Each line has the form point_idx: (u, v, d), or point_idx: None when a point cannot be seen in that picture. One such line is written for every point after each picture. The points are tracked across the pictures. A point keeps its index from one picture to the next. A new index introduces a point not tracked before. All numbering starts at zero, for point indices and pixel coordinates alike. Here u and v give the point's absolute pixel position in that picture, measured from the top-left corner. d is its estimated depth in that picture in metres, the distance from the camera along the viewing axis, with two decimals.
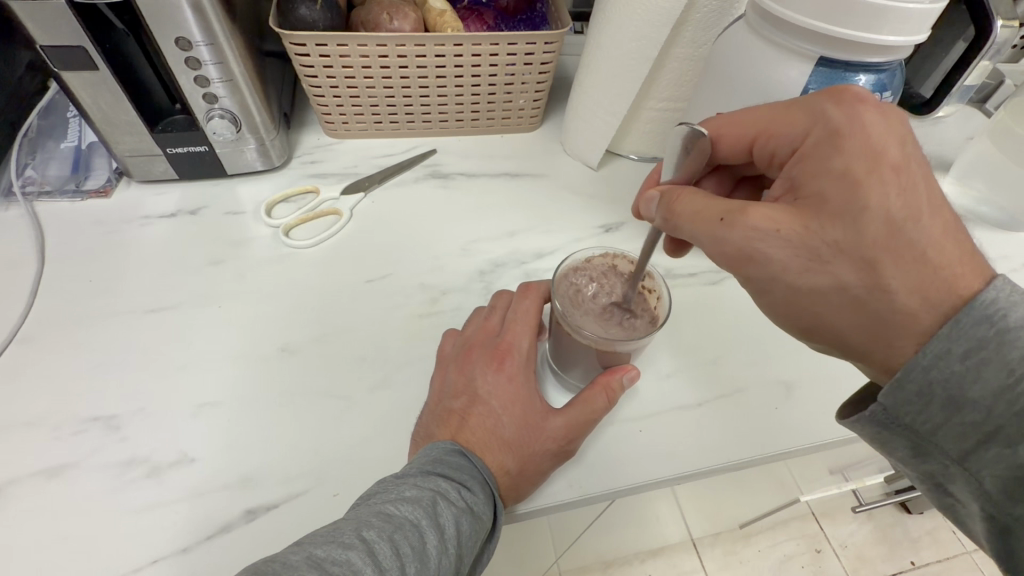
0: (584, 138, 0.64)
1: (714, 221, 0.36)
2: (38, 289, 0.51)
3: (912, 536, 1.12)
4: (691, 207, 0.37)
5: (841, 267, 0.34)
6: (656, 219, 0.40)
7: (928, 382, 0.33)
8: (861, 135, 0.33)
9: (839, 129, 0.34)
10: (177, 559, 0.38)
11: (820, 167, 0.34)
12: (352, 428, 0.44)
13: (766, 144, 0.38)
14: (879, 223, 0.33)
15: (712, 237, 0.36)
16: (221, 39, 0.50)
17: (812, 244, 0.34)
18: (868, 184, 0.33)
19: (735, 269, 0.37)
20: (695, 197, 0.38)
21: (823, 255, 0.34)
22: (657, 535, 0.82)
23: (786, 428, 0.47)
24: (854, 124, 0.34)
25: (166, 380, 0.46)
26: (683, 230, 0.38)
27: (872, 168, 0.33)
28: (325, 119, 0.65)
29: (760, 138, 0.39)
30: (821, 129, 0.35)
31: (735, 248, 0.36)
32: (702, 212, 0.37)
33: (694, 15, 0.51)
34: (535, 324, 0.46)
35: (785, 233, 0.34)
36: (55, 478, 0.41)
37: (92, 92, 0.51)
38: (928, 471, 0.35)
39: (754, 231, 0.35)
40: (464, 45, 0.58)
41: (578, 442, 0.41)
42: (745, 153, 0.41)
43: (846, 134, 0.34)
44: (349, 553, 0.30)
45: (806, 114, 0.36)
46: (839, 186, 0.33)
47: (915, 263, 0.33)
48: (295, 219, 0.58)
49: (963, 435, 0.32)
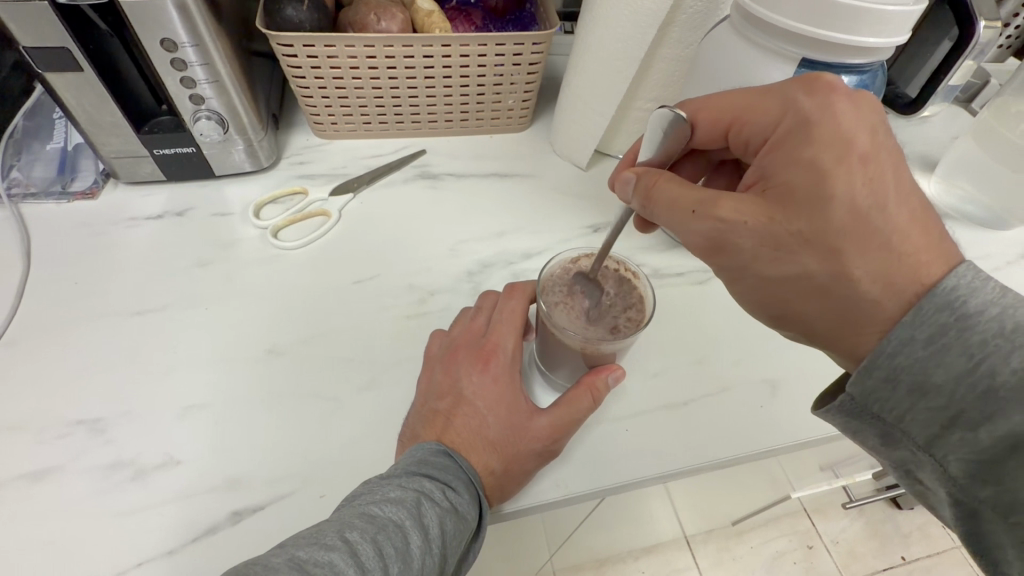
0: (573, 138, 0.65)
1: (684, 211, 0.37)
2: (24, 291, 0.51)
3: (903, 532, 1.13)
4: (665, 195, 0.38)
5: (805, 256, 0.34)
6: (633, 203, 0.41)
7: (894, 367, 0.33)
8: (830, 123, 0.33)
9: (808, 115, 0.34)
10: (163, 561, 0.38)
11: (789, 155, 0.34)
12: (339, 429, 0.44)
13: (739, 132, 0.39)
14: (846, 213, 0.33)
15: (684, 225, 0.37)
16: (207, 39, 0.50)
17: (779, 233, 0.34)
18: (835, 174, 0.33)
19: (705, 257, 0.38)
20: (671, 183, 0.38)
21: (791, 244, 0.34)
22: (650, 533, 0.83)
23: (771, 426, 0.47)
24: (824, 112, 0.34)
25: (153, 382, 0.46)
26: (655, 218, 0.39)
27: (840, 158, 0.33)
28: (313, 120, 0.65)
29: (734, 127, 0.39)
30: (791, 118, 0.35)
31: (704, 237, 0.37)
32: (672, 202, 0.37)
33: (680, 16, 0.51)
34: (521, 324, 0.46)
35: (752, 224, 0.35)
36: (40, 481, 0.41)
37: (78, 93, 0.51)
38: (901, 458, 0.35)
39: (722, 222, 0.35)
40: (452, 46, 0.58)
41: (563, 442, 0.41)
42: (721, 139, 0.41)
43: (816, 122, 0.34)
44: (332, 554, 0.30)
45: (776, 102, 0.36)
46: (806, 174, 0.33)
47: (881, 251, 0.33)
48: (283, 220, 0.58)
49: (928, 420, 0.32)
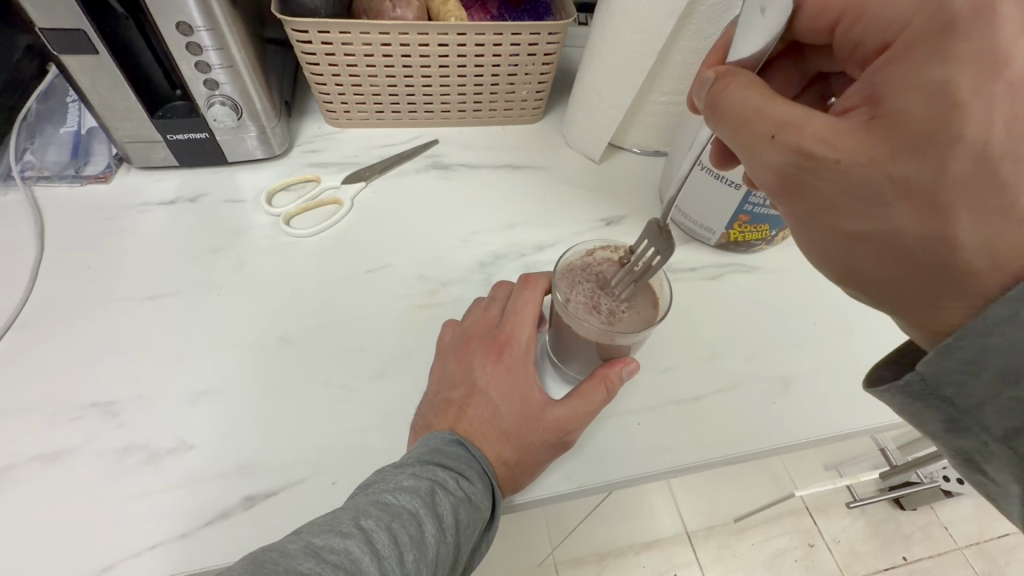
0: (587, 130, 0.64)
1: (758, 136, 0.32)
2: (36, 275, 0.51)
3: (905, 532, 1.13)
4: (743, 107, 0.32)
5: (895, 205, 0.29)
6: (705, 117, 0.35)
7: (980, 351, 0.29)
8: (982, 36, 0.27)
9: (955, 19, 0.28)
10: (175, 544, 0.38)
11: (912, 73, 0.28)
12: (350, 418, 0.44)
13: (851, 30, 0.32)
14: (968, 157, 0.27)
15: (755, 155, 0.33)
16: (222, 24, 0.50)
17: (873, 175, 0.29)
18: (966, 106, 0.27)
19: (773, 191, 0.34)
20: (754, 93, 0.32)
21: (883, 189, 0.29)
22: (653, 528, 0.83)
23: (783, 423, 0.47)
24: (978, 21, 0.27)
25: (164, 368, 0.46)
26: (722, 133, 0.34)
27: (980, 84, 0.27)
28: (326, 108, 0.65)
29: (846, 20, 0.32)
30: (931, 21, 0.28)
31: (776, 169, 0.32)
32: (747, 119, 0.32)
33: (700, 7, 0.50)
34: (534, 316, 0.45)
35: (840, 163, 0.30)
36: (53, 462, 0.41)
37: (92, 76, 0.51)
38: (965, 447, 0.32)
39: (804, 153, 0.30)
40: (468, 34, 0.57)
41: (576, 433, 0.41)
42: (823, 35, 0.34)
43: (961, 32, 0.27)
44: (347, 541, 0.30)
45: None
46: (930, 103, 0.28)
47: (997, 213, 0.27)
48: (296, 208, 0.58)
49: (1011, 412, 0.29)
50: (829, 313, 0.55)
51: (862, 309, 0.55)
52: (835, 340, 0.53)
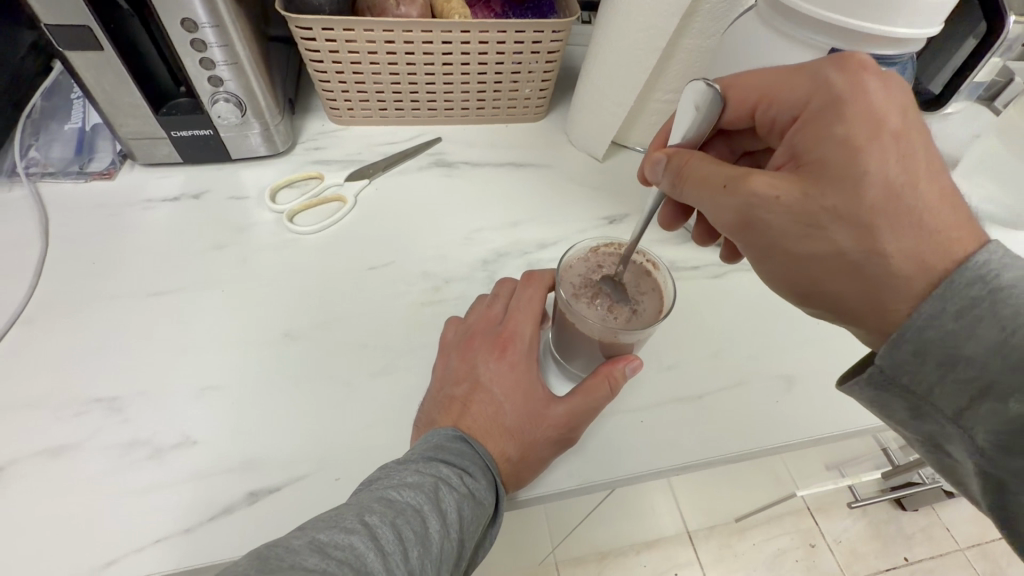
0: (591, 129, 0.64)
1: (715, 186, 0.36)
2: (41, 270, 0.51)
3: (906, 533, 1.13)
4: (700, 171, 0.37)
5: (835, 231, 0.33)
6: (662, 182, 0.40)
7: (923, 340, 0.32)
8: (862, 103, 0.33)
9: (842, 97, 0.33)
10: (179, 539, 0.38)
11: (819, 132, 0.34)
12: (354, 414, 0.45)
13: (766, 110, 0.38)
14: (879, 188, 0.32)
15: (714, 203, 0.37)
16: (227, 20, 0.50)
17: (810, 209, 0.33)
18: (868, 151, 0.32)
19: (731, 233, 0.37)
20: (703, 160, 0.38)
21: (822, 219, 0.33)
22: (654, 527, 0.83)
23: (786, 422, 0.47)
24: (856, 92, 0.33)
25: (168, 363, 0.46)
26: (686, 195, 0.39)
27: (873, 134, 0.32)
28: (330, 105, 0.65)
29: (762, 105, 0.38)
30: (823, 95, 0.34)
31: (733, 212, 0.36)
32: (706, 175, 0.37)
33: (705, 5, 0.50)
34: (537, 313, 0.45)
35: (783, 200, 0.34)
36: (58, 457, 0.41)
37: (97, 73, 0.51)
38: (926, 432, 0.35)
39: (753, 197, 0.34)
40: (471, 32, 0.57)
41: (579, 430, 0.41)
42: (745, 120, 0.40)
43: (848, 101, 0.33)
44: (352, 537, 0.30)
45: (806, 80, 0.35)
46: (839, 149, 0.33)
47: (913, 229, 0.32)
48: (299, 205, 0.58)
49: (957, 392, 0.32)
50: None
51: None
52: (839, 339, 0.53)
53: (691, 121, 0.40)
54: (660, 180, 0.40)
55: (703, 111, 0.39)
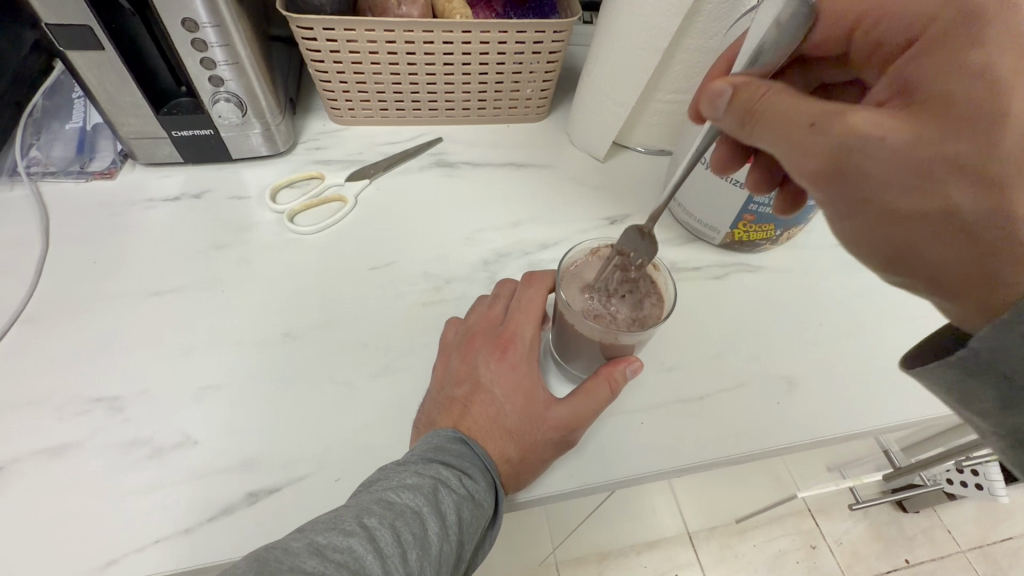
0: (592, 129, 0.64)
1: (801, 125, 0.31)
2: (42, 269, 0.51)
3: (907, 534, 1.13)
4: (777, 106, 0.32)
5: (949, 183, 0.30)
6: (723, 122, 0.34)
7: None
8: (997, 36, 0.31)
9: (972, 19, 0.32)
10: (179, 539, 0.38)
11: (943, 65, 0.31)
12: (354, 414, 0.44)
13: (872, 27, 0.37)
14: (1007, 136, 0.30)
15: (798, 146, 0.31)
16: (228, 21, 0.50)
17: (923, 155, 0.30)
18: (1000, 90, 0.30)
19: (814, 183, 0.32)
20: (785, 94, 0.32)
21: (937, 168, 0.29)
22: (654, 528, 0.83)
23: (787, 424, 0.47)
24: (989, 25, 0.31)
25: (169, 363, 0.46)
26: (758, 138, 0.33)
27: (1005, 72, 0.30)
28: (331, 105, 0.65)
29: (866, 21, 0.37)
30: (951, 19, 0.32)
31: (824, 156, 0.31)
32: (790, 113, 0.31)
33: (706, 5, 0.50)
34: (538, 314, 0.45)
35: (892, 141, 0.29)
36: (58, 456, 0.41)
37: (98, 72, 0.51)
38: (1012, 426, 0.31)
39: (856, 137, 0.30)
40: (472, 32, 0.57)
41: (580, 431, 0.41)
42: (837, 40, 0.40)
43: (971, 29, 0.32)
44: (351, 540, 0.30)
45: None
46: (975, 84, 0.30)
47: None
48: (300, 205, 0.58)
49: None
50: (834, 314, 0.54)
51: (866, 309, 0.55)
52: (840, 340, 0.53)
53: (767, 47, 0.35)
54: (719, 120, 0.34)
55: (788, 32, 0.34)
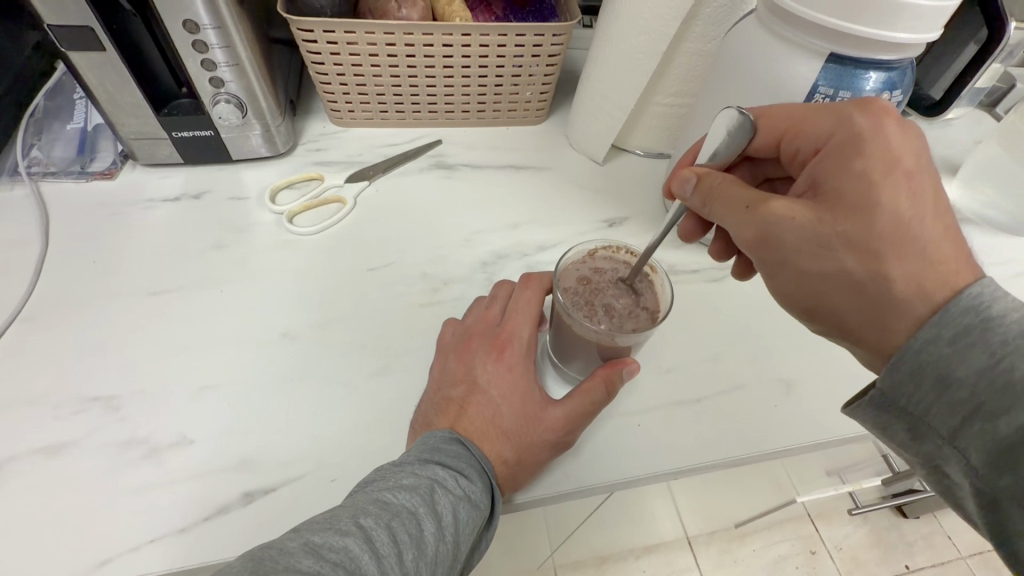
0: (591, 132, 0.64)
1: (738, 207, 0.37)
2: (41, 268, 0.52)
3: (907, 540, 1.12)
4: (722, 192, 0.37)
5: (844, 256, 0.33)
6: (691, 200, 0.40)
7: (918, 364, 0.32)
8: (881, 142, 0.33)
9: (862, 133, 0.34)
10: (173, 539, 0.38)
11: (840, 163, 0.34)
12: (351, 414, 0.44)
13: (792, 141, 0.38)
14: (890, 222, 0.32)
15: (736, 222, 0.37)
16: (229, 23, 0.50)
17: (824, 234, 0.34)
18: (883, 186, 0.33)
19: (750, 251, 0.38)
20: (726, 181, 0.38)
21: (832, 244, 0.33)
22: (653, 532, 0.83)
23: (785, 427, 0.47)
24: (877, 131, 0.34)
25: (167, 363, 0.46)
26: (713, 217, 0.39)
27: (888, 171, 0.33)
28: (331, 107, 0.65)
29: (788, 135, 0.38)
30: (843, 133, 0.35)
31: (752, 231, 0.36)
32: (729, 196, 0.37)
33: (704, 9, 0.50)
34: (536, 315, 0.45)
35: (798, 223, 0.34)
36: (54, 455, 0.41)
37: (99, 73, 0.51)
38: (925, 454, 0.33)
39: (771, 220, 0.35)
40: (472, 35, 0.57)
41: (576, 433, 0.41)
42: (770, 148, 0.41)
43: (868, 139, 0.34)
44: (346, 539, 0.30)
45: (830, 118, 0.36)
46: (857, 181, 0.33)
47: (918, 258, 0.32)
48: (299, 205, 0.58)
49: (951, 412, 0.31)
50: None
51: None
52: (838, 343, 0.53)
53: (722, 145, 0.41)
54: (687, 199, 0.40)
55: (732, 137, 0.40)
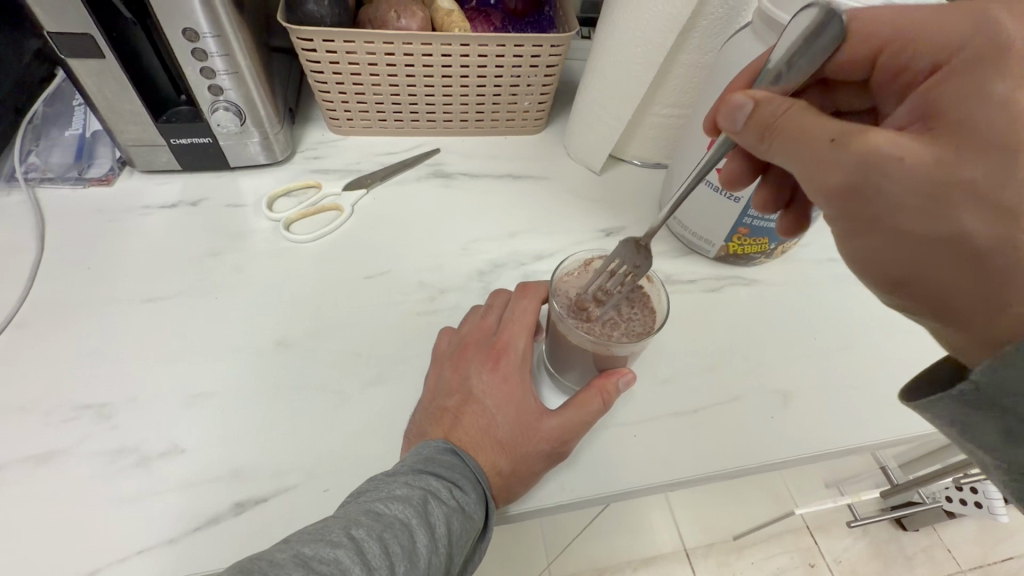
0: (588, 141, 0.64)
1: (821, 141, 0.30)
2: (36, 274, 0.51)
3: (907, 553, 1.11)
4: (798, 122, 0.31)
5: (964, 210, 0.28)
6: (744, 133, 0.34)
7: None
8: None
9: (1005, 48, 0.29)
10: (163, 550, 0.38)
11: (969, 90, 0.29)
12: (345, 423, 0.44)
13: (897, 55, 0.33)
14: None
15: (819, 163, 0.31)
16: (228, 31, 0.50)
17: (942, 180, 0.28)
18: None
19: (830, 203, 0.32)
20: (807, 111, 0.32)
21: (952, 193, 0.28)
22: (651, 544, 0.82)
23: (782, 438, 0.46)
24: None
25: (160, 370, 0.46)
26: (777, 153, 0.33)
27: None
28: (330, 115, 0.65)
29: (892, 47, 0.33)
30: (979, 47, 0.30)
31: (843, 175, 0.30)
32: (810, 129, 0.31)
33: (701, 22, 0.50)
34: (531, 325, 0.45)
35: (907, 164, 0.29)
36: (44, 464, 0.40)
37: (99, 80, 0.51)
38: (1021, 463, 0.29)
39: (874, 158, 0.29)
40: (470, 45, 0.58)
41: (572, 444, 0.41)
42: (861, 67, 0.35)
43: (1012, 54, 0.29)
44: (337, 551, 0.29)
45: (966, 22, 0.30)
46: (995, 111, 0.28)
47: None
48: (296, 213, 0.58)
49: None
50: (829, 328, 0.54)
51: (862, 324, 0.55)
52: (834, 354, 0.52)
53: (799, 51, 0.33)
54: (737, 133, 0.35)
55: (816, 41, 0.32)
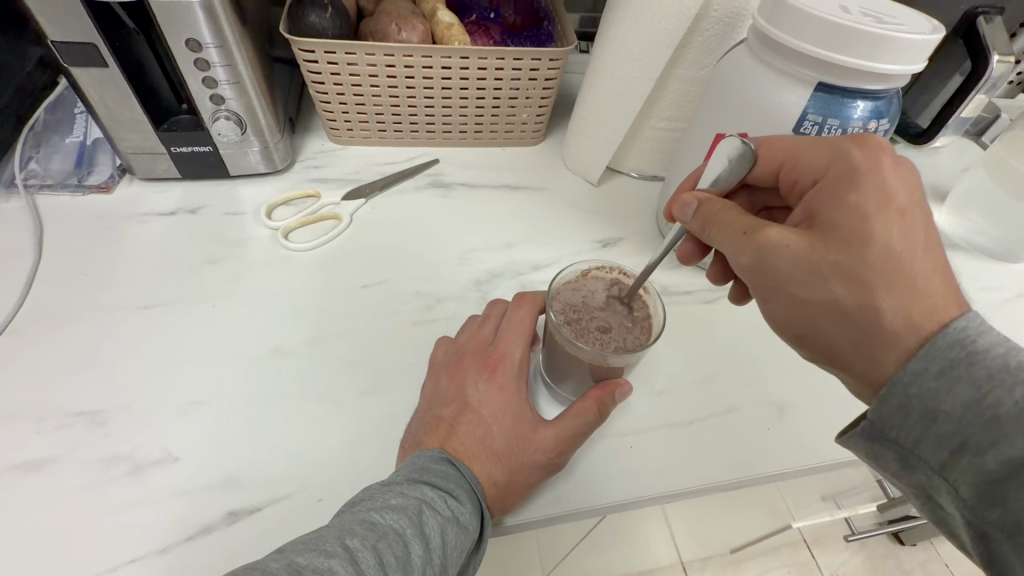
0: (586, 153, 0.65)
1: (735, 232, 0.37)
2: (33, 280, 0.51)
3: (904, 568, 1.11)
4: (718, 218, 0.38)
5: (837, 285, 0.33)
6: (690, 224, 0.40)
7: (907, 395, 0.32)
8: (875, 178, 0.34)
9: (858, 169, 0.35)
10: (154, 559, 0.37)
11: (833, 198, 0.35)
12: (340, 432, 0.44)
13: (791, 171, 0.39)
14: (880, 255, 0.33)
15: (733, 247, 0.37)
16: (231, 42, 0.51)
17: (817, 263, 0.34)
18: (875, 221, 0.33)
19: (745, 276, 0.37)
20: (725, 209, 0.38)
21: (824, 271, 0.34)
22: (647, 557, 0.81)
23: (777, 450, 0.46)
24: (873, 165, 0.34)
25: (154, 377, 0.46)
26: (710, 240, 0.39)
27: (881, 206, 0.33)
28: (330, 125, 0.66)
29: (785, 168, 0.39)
30: (839, 167, 0.35)
31: (748, 257, 0.36)
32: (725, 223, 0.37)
33: (697, 37, 0.51)
34: (528, 335, 0.45)
35: (792, 251, 0.34)
36: (35, 471, 0.40)
37: (101, 88, 0.52)
38: (917, 486, 0.33)
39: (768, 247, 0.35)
40: (470, 58, 0.59)
41: (568, 455, 0.41)
42: (769, 179, 0.41)
43: (863, 172, 0.34)
44: (331, 560, 0.29)
45: (829, 151, 0.36)
46: (849, 215, 0.34)
47: (908, 292, 0.32)
48: (296, 221, 0.58)
49: (938, 445, 0.31)
50: None
51: None
52: None
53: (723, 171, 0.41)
54: (687, 223, 0.40)
55: (732, 165, 0.40)
